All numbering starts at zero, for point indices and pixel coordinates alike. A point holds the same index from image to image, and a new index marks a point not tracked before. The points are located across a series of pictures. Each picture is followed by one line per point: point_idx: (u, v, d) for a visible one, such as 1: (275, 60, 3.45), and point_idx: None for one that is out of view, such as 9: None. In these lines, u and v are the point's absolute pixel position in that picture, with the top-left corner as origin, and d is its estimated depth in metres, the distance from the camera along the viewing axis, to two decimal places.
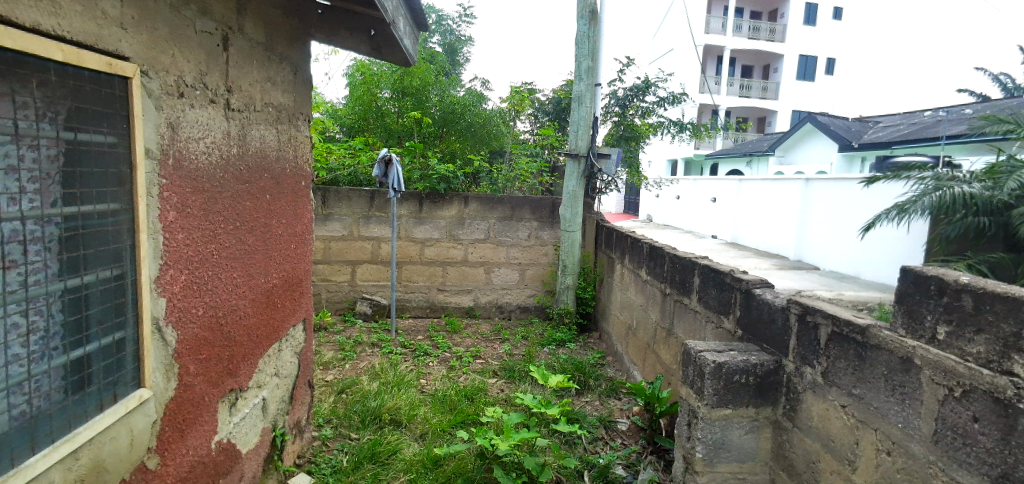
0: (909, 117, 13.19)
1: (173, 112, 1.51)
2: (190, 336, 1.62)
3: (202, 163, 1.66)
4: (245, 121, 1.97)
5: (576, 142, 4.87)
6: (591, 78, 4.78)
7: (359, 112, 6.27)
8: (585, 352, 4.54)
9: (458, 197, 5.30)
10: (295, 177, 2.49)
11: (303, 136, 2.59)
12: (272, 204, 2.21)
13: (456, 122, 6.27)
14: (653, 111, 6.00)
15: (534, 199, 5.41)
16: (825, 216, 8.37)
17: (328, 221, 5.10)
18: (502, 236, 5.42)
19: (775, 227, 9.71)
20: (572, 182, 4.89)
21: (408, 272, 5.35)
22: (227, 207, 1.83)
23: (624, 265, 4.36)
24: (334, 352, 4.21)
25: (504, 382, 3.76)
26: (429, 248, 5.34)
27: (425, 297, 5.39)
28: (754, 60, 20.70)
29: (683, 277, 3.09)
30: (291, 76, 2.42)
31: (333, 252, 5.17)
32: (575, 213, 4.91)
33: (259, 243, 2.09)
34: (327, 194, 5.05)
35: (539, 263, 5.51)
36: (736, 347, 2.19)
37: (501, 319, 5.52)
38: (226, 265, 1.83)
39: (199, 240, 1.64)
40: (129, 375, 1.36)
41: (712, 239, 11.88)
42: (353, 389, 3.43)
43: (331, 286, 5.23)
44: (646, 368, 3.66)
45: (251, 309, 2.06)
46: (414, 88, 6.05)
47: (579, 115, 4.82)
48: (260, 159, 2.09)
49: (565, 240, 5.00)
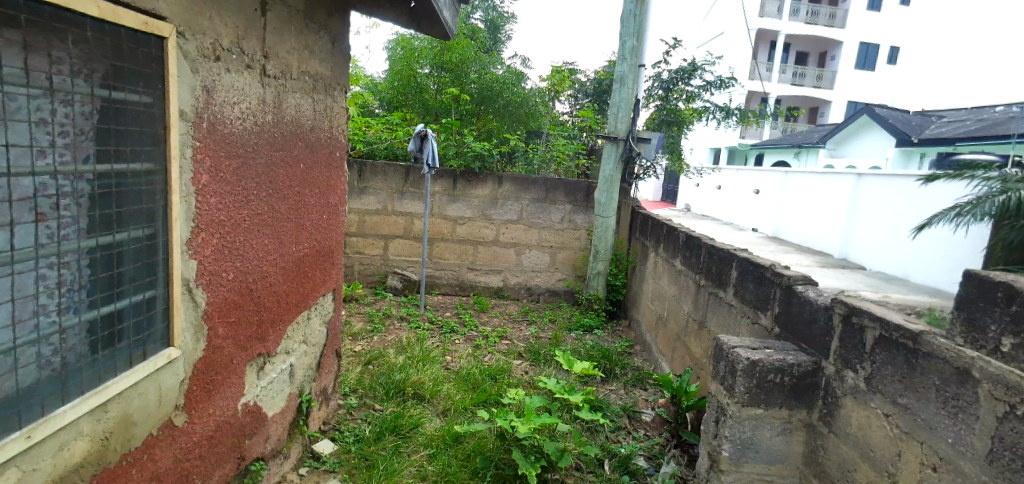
0: (978, 112, 12.29)
1: (209, 76, 1.51)
2: (220, 299, 1.65)
3: (236, 128, 1.67)
4: (281, 88, 1.97)
5: (616, 125, 4.73)
6: (635, 59, 4.60)
7: (398, 87, 6.27)
8: (613, 340, 4.47)
9: (492, 177, 5.26)
10: (330, 146, 2.50)
11: (339, 106, 2.59)
12: (306, 174, 2.23)
13: (494, 101, 6.20)
14: (699, 96, 5.74)
15: (568, 182, 5.32)
16: (876, 214, 7.93)
17: (363, 194, 5.16)
18: (534, 218, 5.36)
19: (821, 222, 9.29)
20: (608, 166, 4.77)
21: (439, 250, 5.37)
22: (261, 174, 1.84)
23: (658, 254, 4.24)
24: (363, 323, 4.28)
25: (529, 365, 3.75)
26: (461, 227, 5.34)
27: (455, 274, 5.41)
28: (810, 46, 19.65)
29: (720, 268, 2.97)
30: (329, 46, 2.40)
31: (367, 225, 5.24)
32: (610, 197, 4.80)
33: (291, 212, 2.11)
34: (363, 168, 5.10)
35: (571, 247, 5.44)
36: (773, 345, 2.09)
37: (529, 301, 5.49)
38: (258, 232, 1.86)
39: (232, 205, 1.66)
40: (159, 334, 1.39)
41: (751, 232, 11.49)
42: (380, 361, 3.48)
43: (363, 259, 5.31)
44: (675, 360, 3.57)
45: (282, 277, 2.09)
46: (454, 64, 5.99)
47: (620, 96, 4.66)
48: (295, 128, 2.10)
49: (599, 225, 4.90)
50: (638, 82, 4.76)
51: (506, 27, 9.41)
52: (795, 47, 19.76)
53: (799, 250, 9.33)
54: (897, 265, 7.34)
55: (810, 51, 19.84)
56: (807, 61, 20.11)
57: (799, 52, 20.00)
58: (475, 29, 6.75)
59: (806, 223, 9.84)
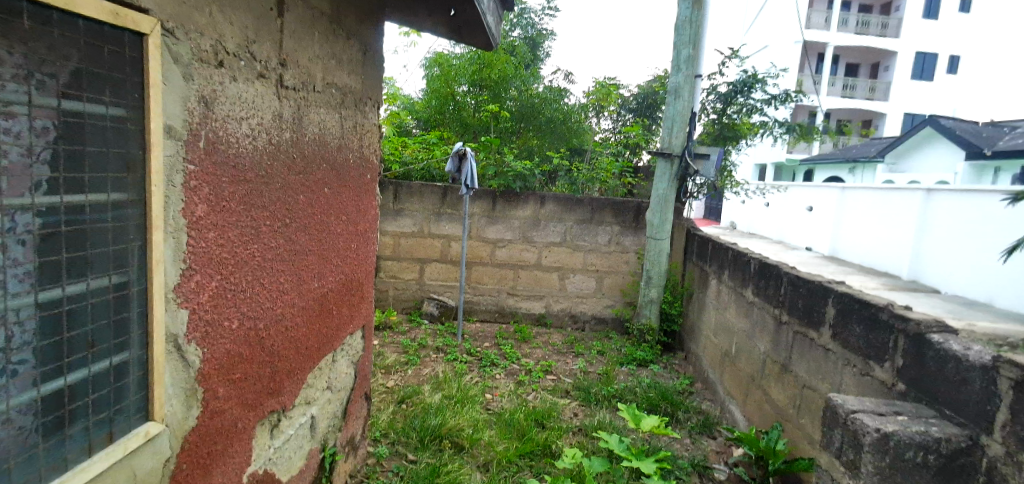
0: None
1: (208, 84, 1.24)
2: (221, 354, 1.36)
3: (245, 146, 1.39)
4: (302, 101, 1.70)
5: (670, 141, 4.33)
6: (692, 68, 4.21)
7: (436, 105, 6.01)
8: (671, 376, 4.01)
9: (534, 197, 4.94)
10: (360, 166, 2.23)
11: (370, 123, 2.32)
12: (332, 199, 1.95)
13: (535, 118, 6.05)
14: (759, 110, 5.29)
15: (616, 201, 4.94)
16: (952, 231, 7.17)
17: (399, 216, 4.92)
18: (580, 239, 4.99)
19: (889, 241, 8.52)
20: (662, 184, 4.36)
21: (478, 274, 5.05)
22: (275, 201, 1.56)
23: (721, 281, 3.80)
24: (397, 355, 3.98)
25: (579, 406, 3.36)
26: (501, 250, 5.01)
27: (494, 301, 5.08)
28: (862, 55, 18.68)
29: (810, 303, 2.52)
30: (361, 56, 2.14)
31: (403, 249, 4.98)
32: (664, 220, 4.40)
33: (314, 242, 1.84)
34: (399, 188, 4.87)
35: (619, 271, 5.03)
36: (906, 411, 1.64)
37: (574, 329, 5.09)
38: (273, 269, 1.58)
39: (236, 240, 1.38)
40: (132, 407, 1.10)
41: (807, 252, 10.72)
42: (414, 400, 3.16)
43: (399, 284, 5.04)
44: (750, 406, 3.11)
45: (301, 319, 1.80)
46: (493, 81, 5.78)
47: (674, 110, 4.27)
48: (319, 147, 1.83)
49: (652, 249, 4.48)
50: (695, 93, 4.34)
51: (545, 42, 9.17)
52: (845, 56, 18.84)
53: (864, 271, 8.57)
54: (982, 287, 6.56)
55: (862, 61, 18.88)
56: (858, 71, 19.13)
57: (850, 62, 19.05)
58: (514, 43, 6.50)
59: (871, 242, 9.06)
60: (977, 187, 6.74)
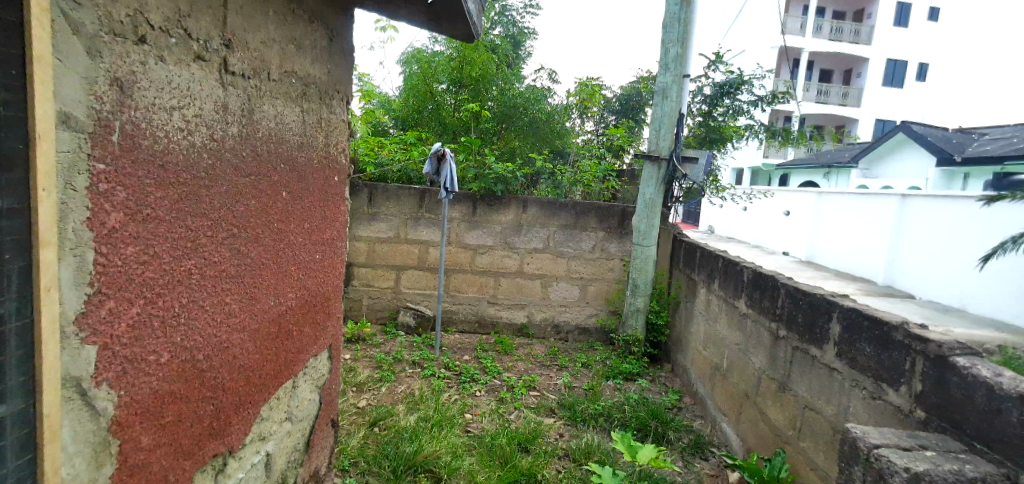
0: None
1: (124, 64, 1.01)
2: (144, 395, 1.12)
3: (177, 143, 1.16)
4: (254, 92, 1.46)
5: (657, 143, 4.17)
6: (680, 68, 4.06)
7: (413, 104, 5.74)
8: (659, 390, 3.86)
9: (517, 201, 4.74)
10: (326, 167, 1.99)
11: (337, 119, 2.08)
12: (291, 204, 1.71)
13: (516, 119, 5.79)
14: (746, 112, 5.19)
15: (601, 205, 4.78)
16: (925, 238, 7.23)
17: (374, 221, 4.66)
18: (563, 246, 4.81)
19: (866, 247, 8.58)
20: (649, 188, 4.20)
21: (457, 282, 4.82)
22: (220, 207, 1.33)
23: (711, 291, 3.66)
24: (370, 370, 3.73)
25: (565, 426, 3.19)
26: (482, 257, 4.79)
27: (474, 310, 4.85)
28: (835, 63, 19.05)
29: (811, 318, 2.37)
30: (326, 43, 1.91)
31: (378, 256, 4.72)
32: (651, 225, 4.24)
33: (269, 255, 1.60)
34: (374, 191, 4.61)
35: (604, 279, 4.87)
36: (932, 444, 1.49)
37: (557, 340, 4.91)
38: (217, 288, 1.34)
39: (164, 256, 1.14)
40: (15, 476, 0.85)
41: (784, 257, 10.79)
42: (387, 423, 2.93)
43: (373, 293, 4.78)
44: (744, 424, 2.96)
45: (252, 343, 1.55)
46: (473, 79, 5.55)
47: (662, 110, 4.11)
48: (276, 145, 1.60)
49: (639, 256, 4.33)
50: (683, 94, 4.19)
51: (526, 43, 8.99)
52: (819, 64, 19.20)
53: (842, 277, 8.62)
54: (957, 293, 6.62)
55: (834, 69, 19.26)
56: (831, 79, 19.51)
57: (823, 70, 19.42)
58: (495, 41, 6.28)
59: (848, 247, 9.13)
60: (949, 194, 6.80)
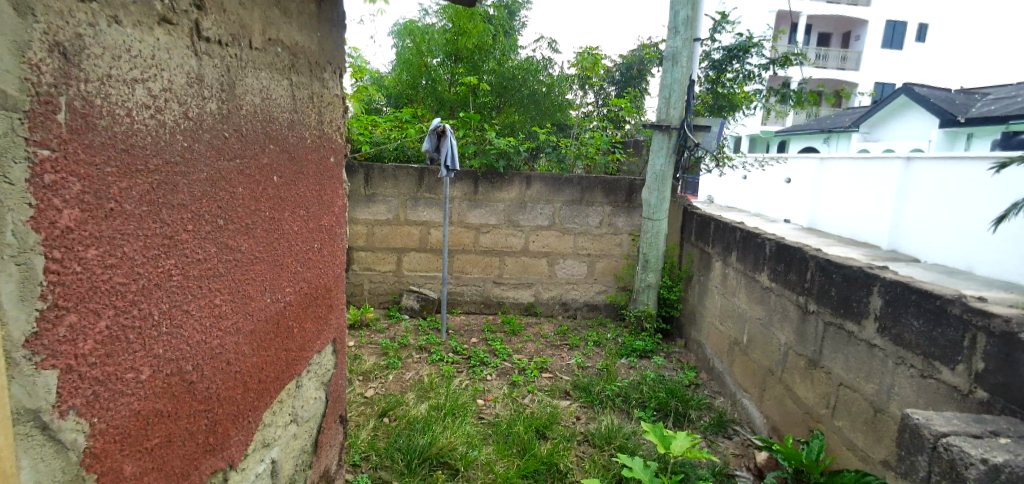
0: None
1: (69, 26, 0.82)
2: (123, 419, 0.96)
3: (144, 122, 0.98)
4: (236, 61, 1.27)
5: (667, 111, 3.96)
6: (690, 30, 3.82)
7: (409, 79, 5.53)
8: (674, 367, 3.75)
9: (520, 177, 4.55)
10: (320, 146, 1.81)
11: (330, 93, 1.88)
12: (283, 190, 1.53)
13: (515, 91, 5.58)
14: (757, 76, 4.94)
15: (608, 178, 4.59)
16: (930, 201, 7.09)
17: (372, 202, 4.47)
18: (570, 222, 4.65)
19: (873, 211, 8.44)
20: (660, 159, 4.01)
21: (461, 262, 4.66)
22: (201, 196, 1.15)
23: (728, 264, 3.51)
24: (376, 357, 3.60)
25: (581, 408, 3.08)
26: (485, 235, 4.62)
27: (479, 290, 4.71)
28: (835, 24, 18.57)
29: (847, 292, 2.23)
30: (315, 7, 1.70)
31: (378, 238, 4.54)
32: (662, 197, 4.06)
33: (263, 247, 1.43)
34: (371, 170, 4.41)
35: (612, 254, 4.72)
36: (1004, 430, 1.36)
37: (565, 318, 4.78)
38: (204, 289, 1.18)
39: (137, 258, 0.97)
40: None
41: (787, 224, 10.65)
42: (397, 413, 2.81)
43: (374, 276, 4.62)
44: (768, 401, 2.86)
45: (249, 346, 1.40)
46: (469, 52, 5.28)
47: (672, 77, 3.89)
48: (264, 123, 1.41)
49: (649, 230, 4.16)
50: (694, 58, 3.95)
51: (520, 11, 8.64)
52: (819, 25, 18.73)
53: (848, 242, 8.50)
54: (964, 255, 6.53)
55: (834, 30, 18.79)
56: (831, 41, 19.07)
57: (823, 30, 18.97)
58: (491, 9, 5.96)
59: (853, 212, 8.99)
60: (954, 155, 6.60)
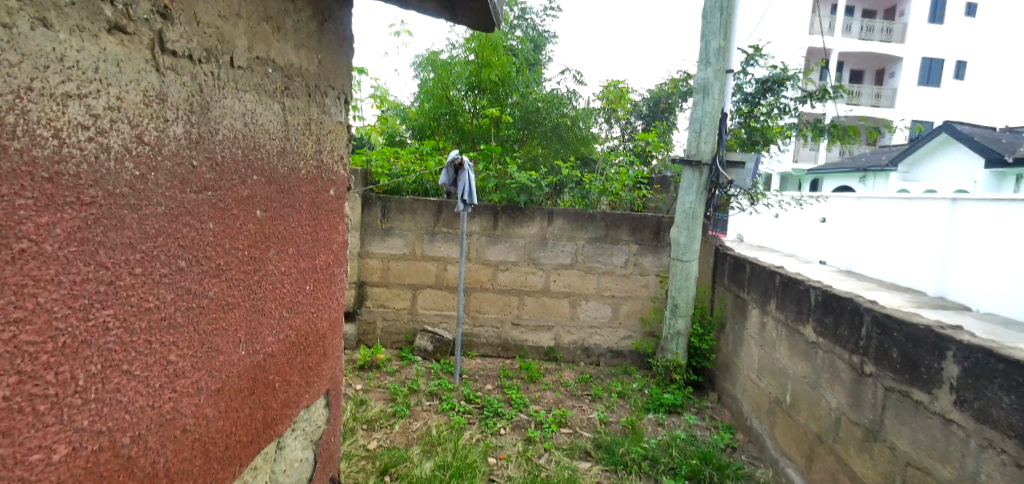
0: None
1: None
2: None
3: (79, 146, 0.81)
4: (210, 81, 1.12)
5: (697, 146, 3.74)
6: (723, 63, 3.64)
7: (430, 111, 5.40)
8: (707, 426, 3.41)
9: (542, 213, 4.36)
10: (316, 178, 1.65)
11: (331, 121, 1.74)
12: (268, 225, 1.36)
13: (538, 124, 5.53)
14: (793, 109, 4.74)
15: (634, 216, 4.37)
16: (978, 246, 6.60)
17: (388, 237, 4.34)
18: (593, 261, 4.41)
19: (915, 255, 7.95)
20: (689, 197, 3.77)
21: (478, 301, 4.44)
22: (157, 235, 0.98)
23: (767, 312, 3.21)
24: (383, 404, 3.37)
25: (602, 472, 2.78)
26: (504, 273, 4.41)
27: (496, 332, 4.47)
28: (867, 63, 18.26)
29: (912, 354, 1.93)
30: (314, 26, 1.57)
31: (392, 274, 4.38)
32: (693, 236, 3.80)
33: (239, 292, 1.25)
34: (388, 204, 4.30)
35: (638, 297, 4.44)
36: None
37: (588, 364, 4.49)
38: (155, 344, 0.99)
39: (59, 309, 0.79)
40: None
41: (823, 266, 10.16)
42: (400, 471, 2.55)
43: (388, 314, 4.43)
44: (818, 474, 2.50)
45: (215, 406, 1.20)
46: (492, 84, 5.18)
47: (702, 110, 3.70)
48: (244, 152, 1.25)
49: (678, 272, 3.88)
50: (726, 92, 3.77)
51: (547, 49, 8.65)
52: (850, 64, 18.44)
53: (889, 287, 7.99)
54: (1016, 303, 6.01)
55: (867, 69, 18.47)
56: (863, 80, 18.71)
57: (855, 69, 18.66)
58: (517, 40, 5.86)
59: None
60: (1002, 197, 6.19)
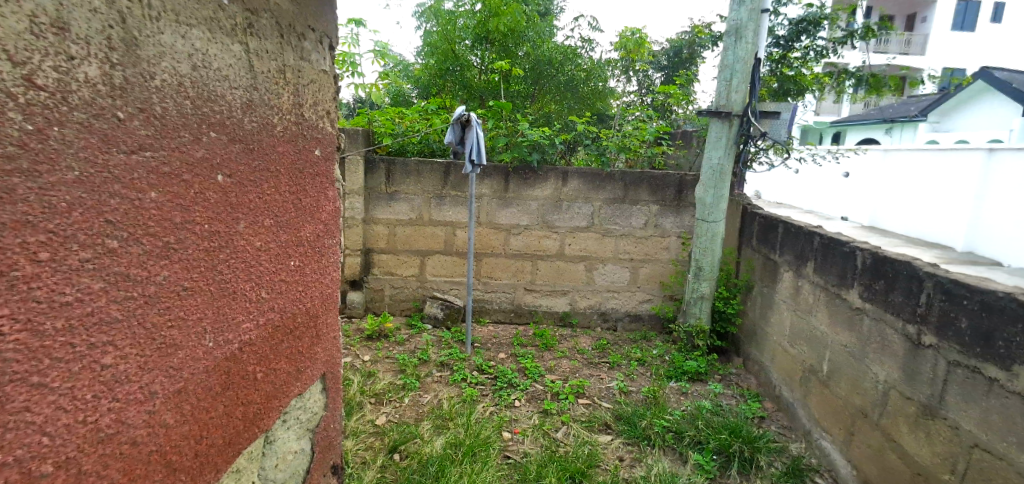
0: None
1: None
2: None
3: None
4: (138, 8, 0.88)
5: (727, 96, 3.41)
6: (758, 0, 3.25)
7: (434, 66, 5.08)
8: (733, 395, 3.23)
9: (555, 173, 4.09)
10: (298, 136, 1.41)
11: (313, 68, 1.49)
12: (234, 194, 1.14)
13: (551, 77, 5.19)
14: (829, 52, 4.33)
15: (655, 174, 4.08)
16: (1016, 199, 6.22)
17: (394, 201, 4.11)
18: (610, 223, 4.16)
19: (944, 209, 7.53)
20: (717, 153, 3.47)
21: (489, 266, 4.24)
22: (71, 209, 0.76)
23: (802, 276, 2.96)
24: (393, 375, 3.24)
25: (624, 446, 2.62)
26: (516, 237, 4.19)
27: (509, 298, 4.29)
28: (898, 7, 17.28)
29: (987, 325, 1.69)
30: None
31: (399, 240, 4.18)
32: (720, 195, 3.51)
33: (199, 275, 1.05)
34: (393, 166, 4.05)
35: (658, 260, 4.21)
36: None
37: (605, 330, 4.31)
38: (79, 346, 0.79)
39: None
40: None
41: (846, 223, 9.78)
42: (409, 449, 2.41)
43: (396, 281, 4.26)
44: (859, 450, 2.31)
45: (175, 412, 1.01)
46: (501, 35, 4.82)
47: (733, 56, 3.34)
48: (194, 103, 1.01)
49: (704, 233, 3.62)
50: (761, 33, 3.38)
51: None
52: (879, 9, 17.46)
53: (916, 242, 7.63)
54: None
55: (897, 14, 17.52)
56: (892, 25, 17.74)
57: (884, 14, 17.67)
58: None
59: None
60: None
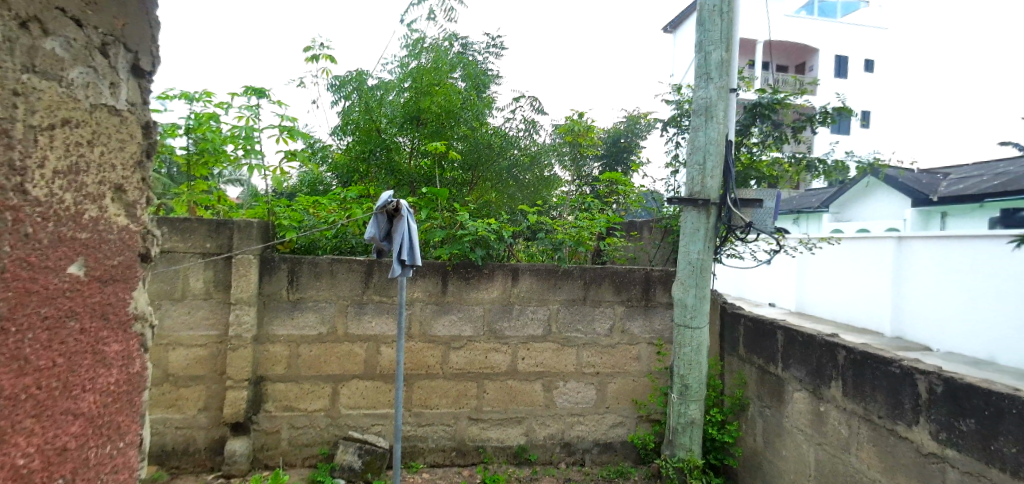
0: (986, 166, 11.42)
1: None
2: None
3: None
4: None
5: (701, 181, 2.97)
6: (727, 78, 2.95)
7: (356, 149, 4.35)
8: None
9: (504, 271, 3.39)
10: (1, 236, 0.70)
11: (65, 93, 0.80)
12: None
13: (491, 162, 4.53)
14: (788, 138, 4.18)
15: (619, 270, 3.50)
16: (927, 281, 6.45)
17: (297, 311, 3.20)
18: (571, 330, 3.46)
19: (857, 294, 7.53)
20: (696, 245, 2.97)
21: (423, 392, 3.32)
22: None
23: (825, 398, 2.36)
24: None
25: None
26: (457, 353, 3.36)
27: (450, 432, 3.36)
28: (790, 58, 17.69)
29: None
30: None
31: (304, 363, 3.21)
32: (702, 296, 2.96)
33: None
34: (298, 267, 3.18)
35: (629, 373, 3.52)
36: None
37: (570, 467, 3.45)
38: None
39: None
40: None
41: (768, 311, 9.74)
42: None
43: (298, 419, 3.22)
44: None
45: None
46: (436, 116, 4.30)
47: (706, 137, 2.95)
48: None
49: (686, 342, 2.99)
50: (732, 115, 3.05)
51: None
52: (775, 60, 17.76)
53: (840, 327, 7.50)
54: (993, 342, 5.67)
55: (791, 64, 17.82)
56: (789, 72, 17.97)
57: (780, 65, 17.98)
58: (464, 57, 4.73)
59: (831, 294, 8.07)
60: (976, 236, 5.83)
